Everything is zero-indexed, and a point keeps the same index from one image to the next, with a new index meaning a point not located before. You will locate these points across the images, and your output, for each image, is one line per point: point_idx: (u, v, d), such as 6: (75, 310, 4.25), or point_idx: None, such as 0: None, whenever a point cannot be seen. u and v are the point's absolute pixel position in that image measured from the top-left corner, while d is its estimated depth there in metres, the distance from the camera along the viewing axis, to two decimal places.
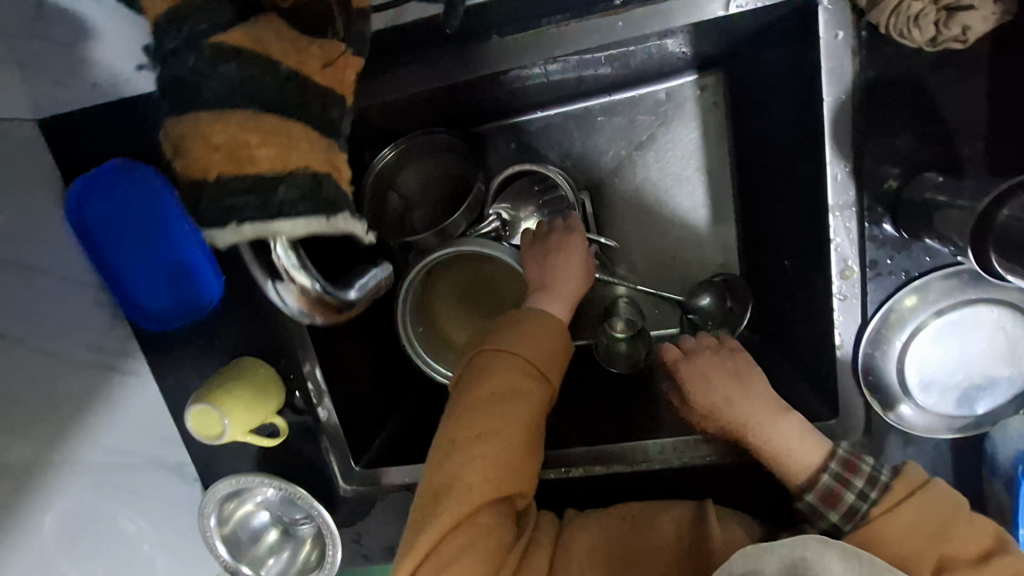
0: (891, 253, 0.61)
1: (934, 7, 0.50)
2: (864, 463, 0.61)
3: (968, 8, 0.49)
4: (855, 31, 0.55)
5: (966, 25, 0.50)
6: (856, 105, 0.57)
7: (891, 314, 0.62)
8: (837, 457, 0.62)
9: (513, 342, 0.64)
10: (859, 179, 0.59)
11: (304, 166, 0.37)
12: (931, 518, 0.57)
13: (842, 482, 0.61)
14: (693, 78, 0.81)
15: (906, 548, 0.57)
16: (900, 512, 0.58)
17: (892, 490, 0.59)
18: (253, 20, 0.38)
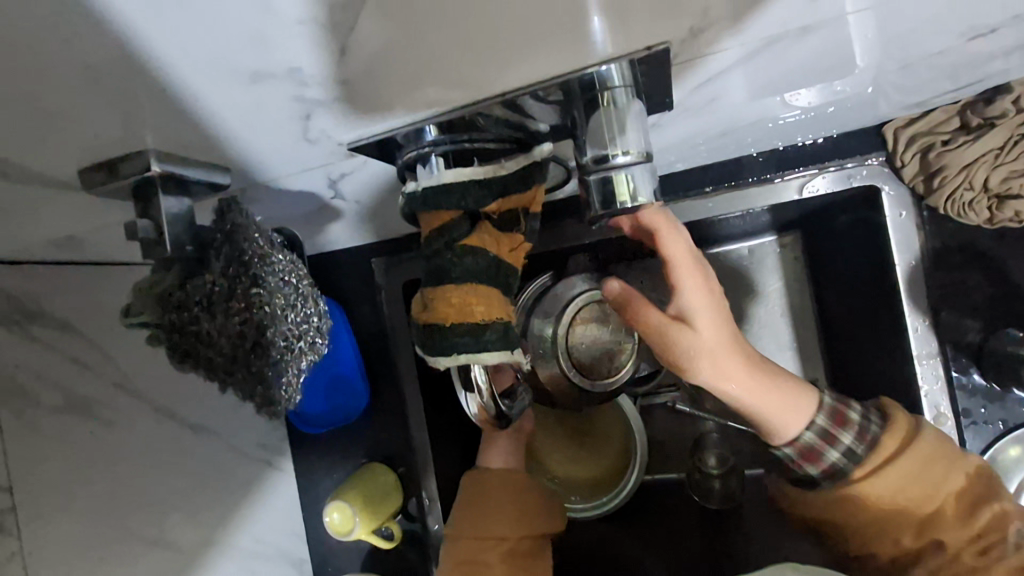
0: (985, 402, 0.65)
1: (985, 195, 0.61)
2: (853, 419, 0.56)
3: (1017, 197, 0.60)
4: (919, 211, 0.65)
5: (1017, 210, 0.60)
6: (926, 269, 0.65)
7: (995, 463, 0.64)
8: (827, 411, 0.57)
9: (475, 507, 0.67)
10: (938, 333, 0.65)
11: (501, 315, 0.41)
12: (921, 480, 0.53)
13: (829, 436, 0.56)
14: (773, 239, 0.91)
15: (892, 510, 0.54)
16: (889, 474, 0.54)
17: (884, 451, 0.55)
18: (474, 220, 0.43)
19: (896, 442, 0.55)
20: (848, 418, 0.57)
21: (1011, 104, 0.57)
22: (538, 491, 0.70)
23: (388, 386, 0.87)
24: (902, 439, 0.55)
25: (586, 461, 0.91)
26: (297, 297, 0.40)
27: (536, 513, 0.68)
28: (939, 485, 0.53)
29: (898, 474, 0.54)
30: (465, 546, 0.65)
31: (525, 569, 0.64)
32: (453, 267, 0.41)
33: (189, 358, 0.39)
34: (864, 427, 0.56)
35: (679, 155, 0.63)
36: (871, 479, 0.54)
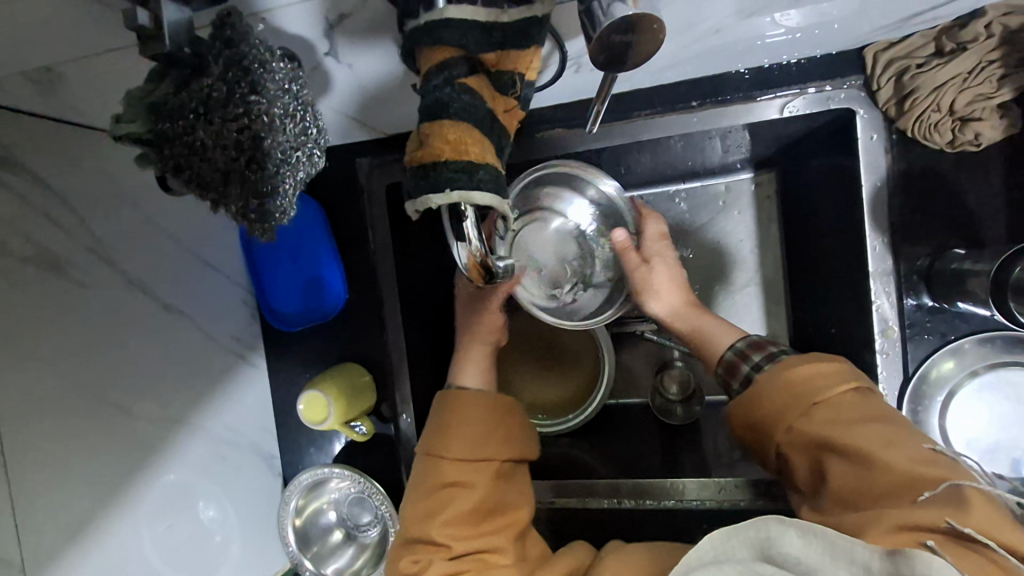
0: (927, 318, 0.70)
1: (950, 118, 0.65)
2: (773, 347, 0.63)
3: (978, 120, 0.65)
4: (887, 136, 0.69)
5: (978, 132, 0.65)
6: (890, 191, 0.69)
7: (932, 373, 0.70)
8: (748, 340, 0.65)
9: (443, 437, 0.68)
10: (893, 253, 0.69)
11: (495, 161, 0.43)
12: (810, 390, 0.56)
13: (742, 358, 0.64)
14: (749, 175, 0.88)
15: (782, 413, 0.56)
16: (789, 375, 0.57)
17: (782, 362, 0.59)
18: (473, 70, 0.43)
19: (796, 362, 0.58)
20: (768, 347, 0.63)
21: (983, 30, 0.60)
22: (518, 416, 0.73)
23: (365, 291, 0.88)
24: (803, 360, 0.58)
25: (553, 381, 0.95)
26: (293, 110, 0.40)
27: (515, 436, 0.71)
28: (831, 396, 0.55)
29: (789, 384, 0.57)
30: (447, 465, 0.66)
31: (503, 489, 0.67)
32: (451, 102, 0.42)
33: (182, 172, 0.39)
34: (771, 354, 0.62)
35: (672, 58, 0.63)
36: (774, 380, 0.58)
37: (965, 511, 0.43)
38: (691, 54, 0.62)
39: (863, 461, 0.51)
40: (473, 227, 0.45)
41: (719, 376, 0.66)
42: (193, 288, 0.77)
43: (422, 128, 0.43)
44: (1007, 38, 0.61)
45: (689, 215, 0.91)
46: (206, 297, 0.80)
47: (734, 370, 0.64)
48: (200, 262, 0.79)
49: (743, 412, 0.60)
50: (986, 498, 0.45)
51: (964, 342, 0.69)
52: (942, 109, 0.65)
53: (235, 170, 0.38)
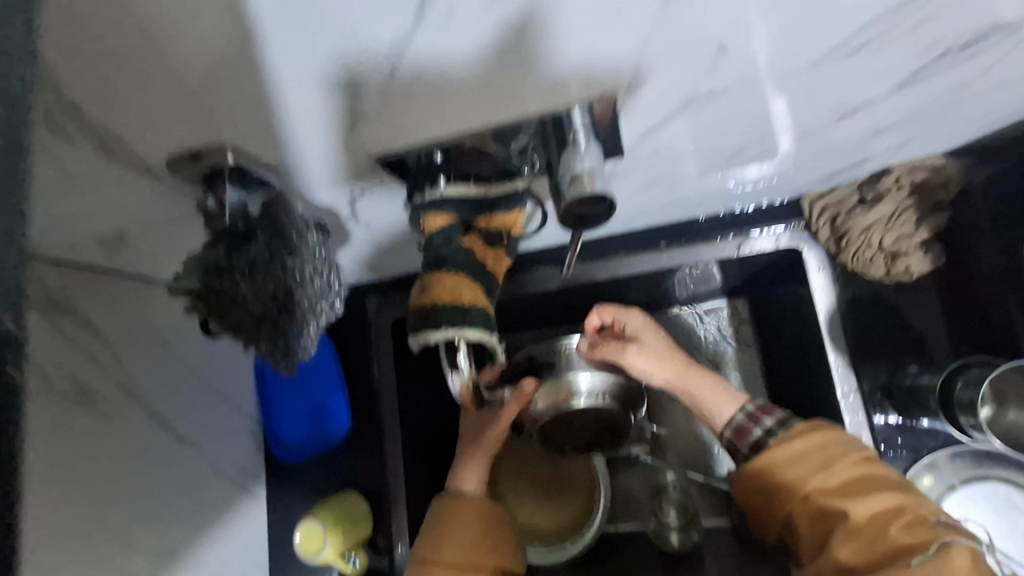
0: (900, 432, 0.74)
1: (882, 254, 0.74)
2: (781, 411, 0.64)
3: (906, 256, 0.74)
4: (833, 269, 0.78)
5: (907, 265, 0.74)
6: (842, 316, 0.77)
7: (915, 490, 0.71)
8: (754, 403, 0.66)
9: (439, 546, 0.65)
10: (856, 373, 0.75)
11: (483, 302, 0.51)
12: (813, 462, 0.57)
13: (754, 422, 0.64)
14: (724, 303, 0.94)
15: (798, 475, 0.58)
16: (795, 441, 0.59)
17: (796, 429, 0.61)
18: (464, 232, 0.53)
19: (797, 434, 0.60)
20: (777, 412, 0.64)
21: (891, 183, 0.72)
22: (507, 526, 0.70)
23: (366, 418, 0.92)
24: (816, 426, 0.60)
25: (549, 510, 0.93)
26: (322, 268, 0.51)
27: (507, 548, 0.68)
28: (839, 463, 0.57)
29: (794, 454, 0.59)
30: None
31: None
32: (448, 257, 0.51)
33: (223, 319, 0.47)
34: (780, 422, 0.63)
35: (637, 209, 0.74)
36: (777, 448, 0.60)
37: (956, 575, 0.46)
38: (653, 207, 0.74)
39: (870, 532, 0.53)
40: (466, 362, 0.51)
41: (727, 438, 0.66)
42: (205, 419, 0.82)
43: (423, 277, 0.52)
44: (914, 188, 0.72)
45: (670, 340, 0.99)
46: (218, 427, 0.84)
47: (744, 435, 0.64)
48: (215, 393, 0.85)
49: (754, 482, 0.61)
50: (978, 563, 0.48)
51: (937, 456, 0.72)
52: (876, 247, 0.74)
53: (269, 316, 0.47)
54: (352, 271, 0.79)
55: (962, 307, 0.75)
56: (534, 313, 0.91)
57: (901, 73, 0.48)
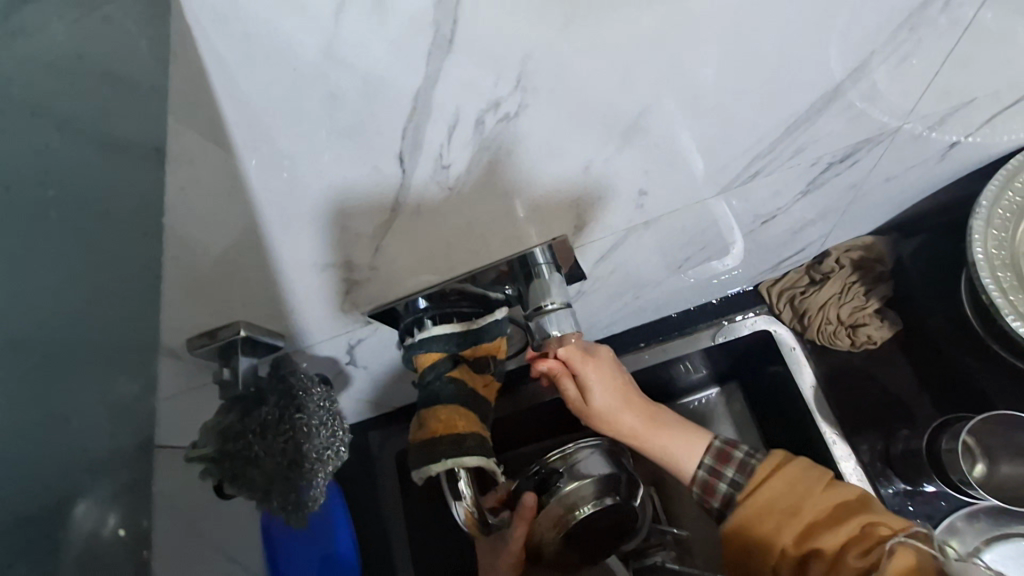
0: (909, 500, 0.74)
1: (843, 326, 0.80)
2: (738, 453, 0.65)
3: (865, 325, 0.80)
4: (804, 347, 0.83)
5: (868, 334, 0.80)
6: (824, 390, 0.80)
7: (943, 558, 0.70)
8: (712, 451, 0.66)
9: None
10: (852, 445, 0.77)
11: (480, 430, 0.55)
12: (788, 507, 0.59)
13: (715, 475, 0.65)
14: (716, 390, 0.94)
15: (771, 531, 0.59)
16: (763, 486, 0.61)
17: (756, 472, 0.63)
18: (454, 364, 0.58)
19: (761, 476, 0.62)
20: (737, 456, 0.65)
21: (833, 262, 0.81)
22: None
23: (378, 563, 0.90)
24: (772, 463, 0.63)
25: None
26: (328, 420, 0.55)
27: None
28: (811, 503, 0.59)
29: (765, 499, 0.60)
30: None
31: None
32: (441, 391, 0.55)
33: (236, 481, 0.49)
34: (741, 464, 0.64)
35: (611, 317, 0.80)
36: (749, 499, 0.61)
37: None
38: (623, 313, 0.81)
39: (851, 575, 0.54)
40: (469, 490, 0.55)
41: (693, 494, 0.67)
42: None
43: (421, 412, 0.56)
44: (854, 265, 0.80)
45: None
46: None
47: (710, 485, 0.65)
48: None
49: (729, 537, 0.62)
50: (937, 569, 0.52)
51: (954, 520, 0.72)
52: (836, 320, 0.80)
53: (281, 473, 0.50)
54: (353, 411, 0.82)
55: (932, 366, 0.79)
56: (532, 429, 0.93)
57: (806, 180, 0.57)
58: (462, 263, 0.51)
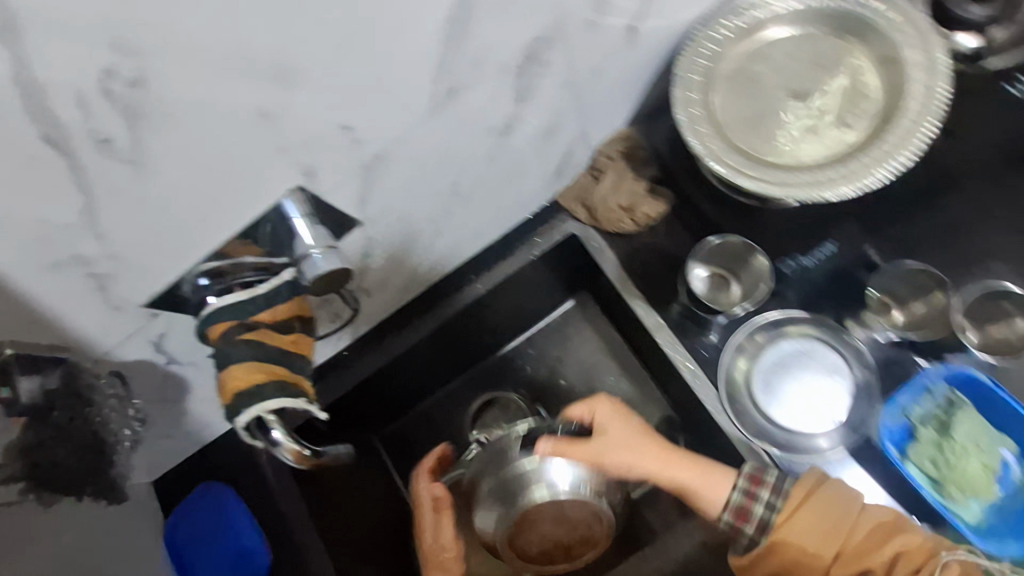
0: (712, 340, 0.85)
1: (626, 212, 0.87)
2: (767, 476, 0.69)
3: (643, 204, 0.86)
4: (605, 238, 0.90)
5: (648, 211, 0.86)
6: (628, 270, 0.89)
7: (730, 377, 0.82)
8: (745, 475, 0.70)
9: None
10: (660, 311, 0.87)
11: (276, 375, 0.60)
12: (845, 519, 0.64)
13: (750, 496, 0.69)
14: (570, 304, 1.17)
15: (816, 549, 0.64)
16: (801, 513, 0.66)
17: (790, 499, 0.67)
18: (248, 325, 0.61)
19: (796, 498, 0.67)
20: (766, 479, 0.69)
21: (605, 157, 0.88)
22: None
23: (286, 546, 0.94)
24: (824, 494, 0.66)
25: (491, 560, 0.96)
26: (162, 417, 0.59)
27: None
28: (863, 530, 0.64)
29: (805, 514, 0.65)
30: None
31: None
32: (233, 352, 0.59)
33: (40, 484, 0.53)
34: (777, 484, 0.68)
35: (428, 256, 0.86)
36: (790, 535, 0.65)
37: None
38: (434, 255, 0.87)
39: (858, 564, 0.63)
40: (283, 433, 0.60)
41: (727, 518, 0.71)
42: None
43: (223, 373, 0.60)
44: (623, 154, 0.88)
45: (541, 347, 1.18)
46: None
47: (745, 509, 0.69)
48: None
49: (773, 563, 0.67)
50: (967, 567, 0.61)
51: (737, 341, 0.83)
52: (624, 208, 0.87)
53: None
54: (210, 409, 0.85)
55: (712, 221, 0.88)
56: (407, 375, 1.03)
57: (511, 80, 0.62)
58: (203, 240, 0.55)
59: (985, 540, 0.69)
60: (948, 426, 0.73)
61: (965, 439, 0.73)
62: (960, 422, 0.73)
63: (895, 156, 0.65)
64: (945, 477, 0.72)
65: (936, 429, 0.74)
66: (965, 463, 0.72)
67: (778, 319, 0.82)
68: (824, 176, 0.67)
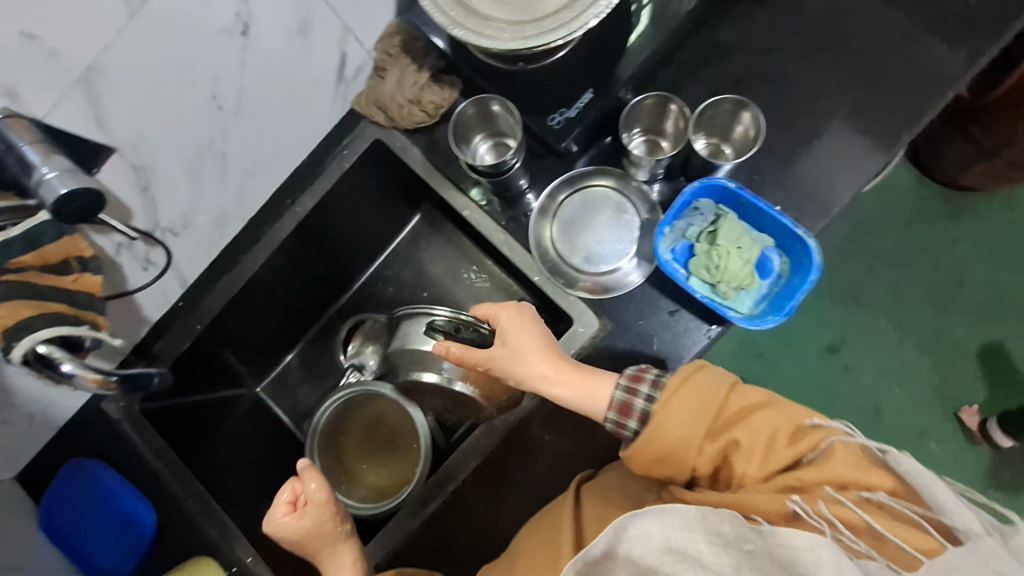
0: (517, 210, 0.91)
1: (414, 105, 0.89)
2: (650, 373, 0.74)
3: (427, 93, 0.89)
4: (405, 135, 0.93)
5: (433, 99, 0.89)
6: (431, 161, 0.93)
7: (538, 238, 0.89)
8: (626, 375, 0.75)
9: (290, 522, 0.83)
10: (466, 192, 0.92)
11: (43, 310, 0.62)
12: (708, 397, 0.68)
13: (631, 394, 0.74)
14: (417, 217, 1.20)
15: (685, 432, 0.68)
16: (670, 406, 0.69)
17: (665, 387, 0.70)
18: (15, 266, 0.61)
19: (671, 394, 0.69)
20: (646, 377, 0.74)
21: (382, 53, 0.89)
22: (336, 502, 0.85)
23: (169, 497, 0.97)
24: (682, 379, 0.70)
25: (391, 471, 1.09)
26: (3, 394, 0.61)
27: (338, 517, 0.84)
28: (727, 404, 0.68)
29: (677, 401, 0.69)
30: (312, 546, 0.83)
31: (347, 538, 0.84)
32: None
33: None
34: (655, 383, 0.73)
35: (228, 185, 0.86)
36: (659, 414, 0.69)
37: (838, 466, 0.61)
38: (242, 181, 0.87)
39: (760, 454, 0.66)
40: (69, 360, 0.62)
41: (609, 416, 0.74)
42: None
43: None
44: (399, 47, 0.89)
45: (398, 265, 1.21)
46: None
47: (630, 401, 0.74)
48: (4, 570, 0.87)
49: (651, 449, 0.69)
50: (851, 444, 0.63)
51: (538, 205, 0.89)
52: (412, 101, 0.89)
53: None
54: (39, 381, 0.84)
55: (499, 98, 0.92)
56: (269, 311, 1.09)
57: None
58: None
59: (751, 322, 0.76)
60: (715, 234, 0.80)
61: (727, 240, 0.79)
62: (724, 227, 0.80)
63: None
64: (717, 279, 0.79)
65: (704, 239, 0.81)
66: (732, 262, 0.78)
67: (563, 180, 0.89)
68: (551, 24, 0.69)
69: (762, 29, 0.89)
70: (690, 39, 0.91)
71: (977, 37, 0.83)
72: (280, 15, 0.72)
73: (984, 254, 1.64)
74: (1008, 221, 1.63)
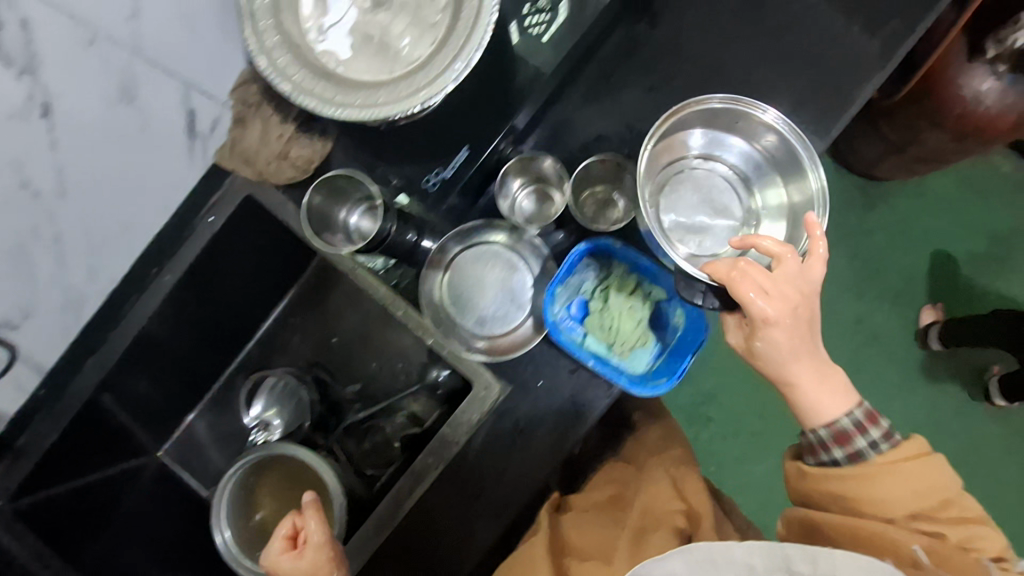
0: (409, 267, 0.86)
1: (282, 159, 0.80)
2: (875, 429, 0.73)
3: (295, 146, 0.79)
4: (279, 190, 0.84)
5: (303, 153, 0.80)
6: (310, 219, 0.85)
7: (431, 300, 0.85)
8: (862, 409, 0.74)
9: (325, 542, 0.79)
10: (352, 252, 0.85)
11: None
12: (920, 479, 0.70)
13: (857, 429, 0.73)
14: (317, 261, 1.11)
15: (890, 503, 0.70)
16: (900, 467, 0.70)
17: (900, 448, 0.71)
18: None
19: (898, 453, 0.71)
20: (880, 424, 0.73)
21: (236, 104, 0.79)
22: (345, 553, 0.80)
23: None
24: (909, 451, 0.71)
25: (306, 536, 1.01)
26: None
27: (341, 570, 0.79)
28: (927, 479, 0.70)
29: (899, 471, 0.70)
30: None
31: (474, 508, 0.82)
32: None
33: None
34: (870, 439, 0.73)
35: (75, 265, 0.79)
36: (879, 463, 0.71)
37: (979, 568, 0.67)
38: (104, 241, 0.81)
39: (907, 511, 0.70)
40: None
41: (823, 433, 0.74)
42: None
43: None
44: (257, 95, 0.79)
45: (302, 313, 1.14)
46: None
47: (815, 449, 0.75)
48: None
49: (852, 485, 0.71)
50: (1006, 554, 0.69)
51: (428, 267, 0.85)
52: (278, 156, 0.79)
53: None
54: None
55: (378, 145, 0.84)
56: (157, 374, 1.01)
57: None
58: None
59: (641, 385, 0.74)
60: (608, 292, 0.80)
61: (619, 303, 0.80)
62: (614, 288, 0.80)
63: (467, 54, 0.62)
64: (610, 339, 0.79)
65: (601, 292, 0.79)
66: (622, 324, 0.80)
67: (452, 237, 0.85)
68: (406, 90, 0.63)
69: (649, 63, 0.85)
70: (583, 67, 0.84)
71: (861, 67, 0.81)
72: (88, 87, 0.65)
73: (898, 239, 1.67)
74: (918, 206, 1.67)
